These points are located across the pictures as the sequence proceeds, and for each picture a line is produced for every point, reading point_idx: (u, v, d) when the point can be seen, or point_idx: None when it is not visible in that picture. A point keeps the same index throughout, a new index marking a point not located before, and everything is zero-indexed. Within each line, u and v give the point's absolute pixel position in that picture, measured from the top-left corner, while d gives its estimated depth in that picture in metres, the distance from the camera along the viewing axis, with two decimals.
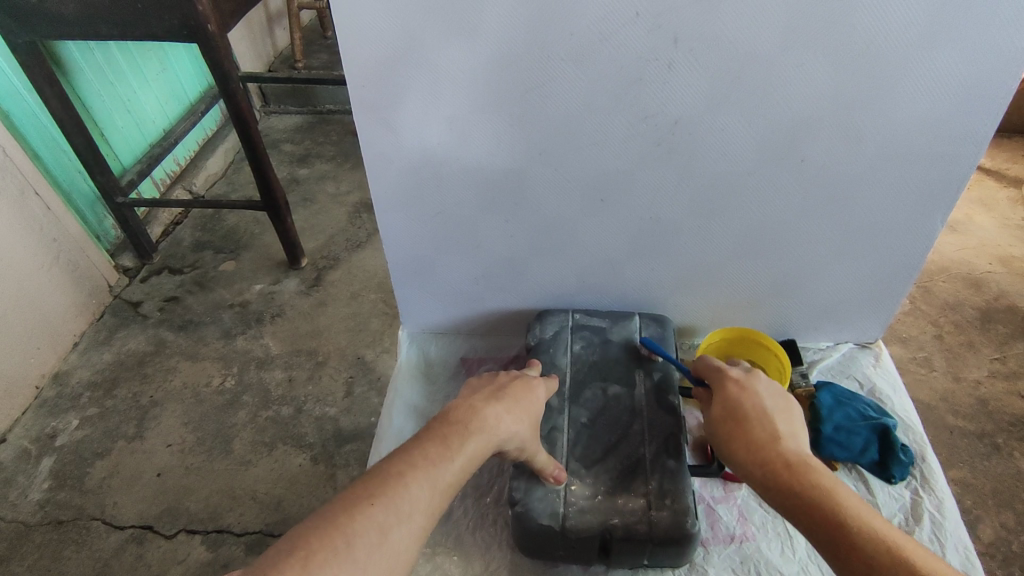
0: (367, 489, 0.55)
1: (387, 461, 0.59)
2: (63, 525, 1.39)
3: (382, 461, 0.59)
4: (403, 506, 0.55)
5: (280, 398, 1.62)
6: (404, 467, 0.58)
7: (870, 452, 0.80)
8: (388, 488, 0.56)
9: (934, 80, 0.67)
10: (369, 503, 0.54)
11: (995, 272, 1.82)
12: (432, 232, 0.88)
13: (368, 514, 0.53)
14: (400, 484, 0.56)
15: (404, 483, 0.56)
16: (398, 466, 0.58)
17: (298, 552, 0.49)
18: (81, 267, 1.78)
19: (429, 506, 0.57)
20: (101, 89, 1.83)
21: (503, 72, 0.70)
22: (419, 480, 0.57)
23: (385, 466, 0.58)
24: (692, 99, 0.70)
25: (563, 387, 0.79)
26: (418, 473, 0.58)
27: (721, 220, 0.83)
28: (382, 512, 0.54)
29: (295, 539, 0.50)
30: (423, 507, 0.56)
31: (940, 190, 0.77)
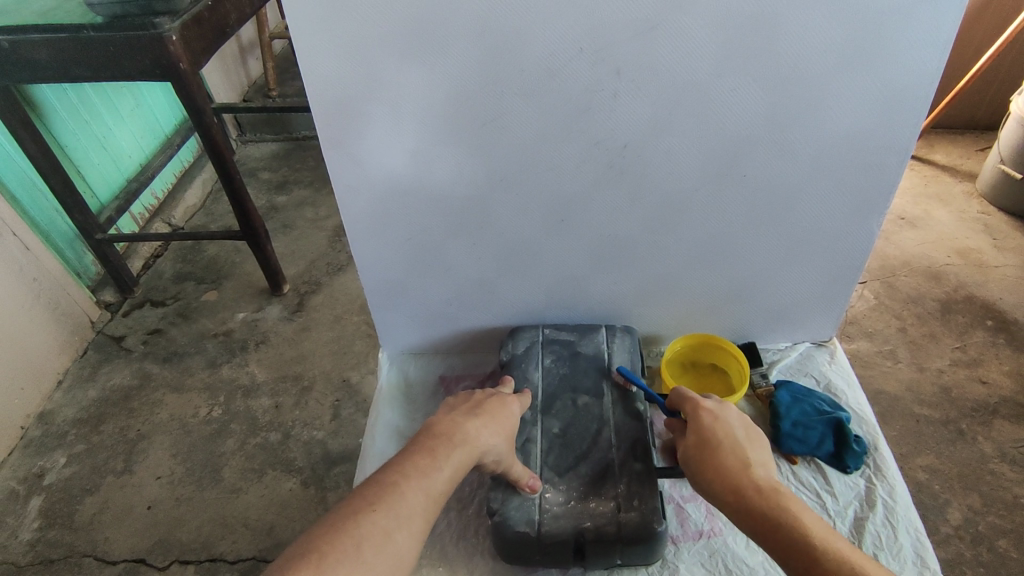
0: (366, 498, 0.58)
1: (380, 471, 0.62)
2: (54, 564, 1.40)
3: (376, 473, 0.62)
4: (402, 511, 0.58)
5: (268, 424, 1.64)
6: (397, 477, 0.61)
7: (826, 445, 0.85)
8: (385, 496, 0.59)
9: (854, 98, 0.73)
10: (372, 509, 0.57)
11: (953, 264, 1.90)
12: (403, 259, 0.93)
13: (372, 520, 0.57)
14: (395, 492, 0.59)
15: (400, 491, 0.60)
16: (392, 476, 0.61)
17: (309, 555, 0.52)
18: (62, 304, 1.79)
19: (426, 511, 0.60)
20: (76, 128, 1.86)
21: (461, 108, 0.75)
22: (413, 488, 0.61)
23: (379, 476, 0.62)
24: (637, 124, 0.76)
25: (536, 400, 0.84)
26: (412, 481, 0.61)
27: (674, 234, 0.88)
28: (384, 517, 0.57)
29: (302, 546, 0.53)
30: (420, 513, 0.60)
31: (872, 197, 0.83)
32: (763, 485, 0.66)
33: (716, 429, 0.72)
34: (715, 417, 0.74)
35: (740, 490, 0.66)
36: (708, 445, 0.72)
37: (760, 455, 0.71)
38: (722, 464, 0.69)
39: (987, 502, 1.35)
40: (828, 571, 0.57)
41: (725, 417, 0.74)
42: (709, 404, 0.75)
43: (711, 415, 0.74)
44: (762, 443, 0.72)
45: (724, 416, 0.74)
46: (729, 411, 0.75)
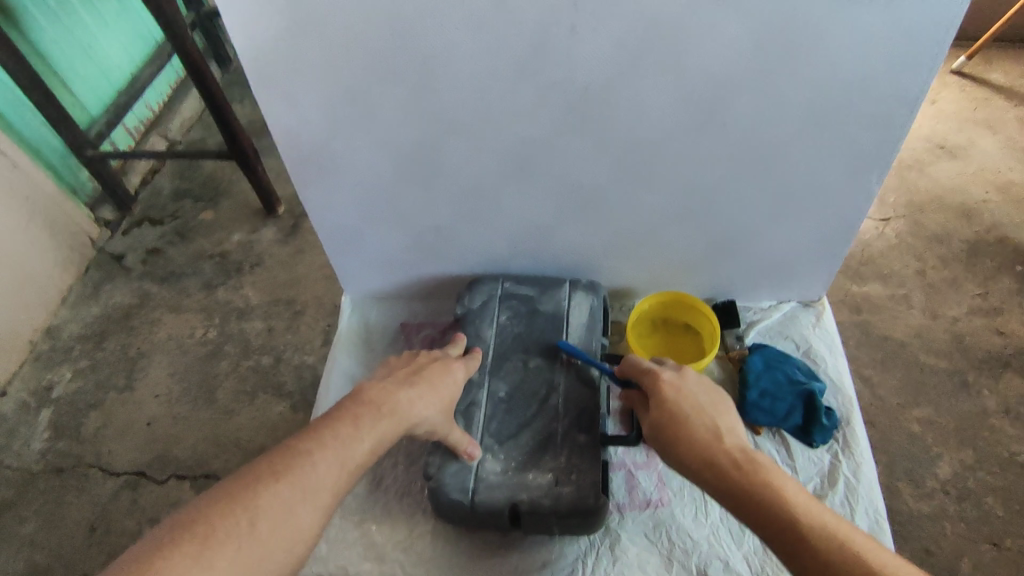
0: (273, 466, 0.57)
1: (299, 437, 0.61)
2: (63, 472, 1.49)
3: (293, 438, 0.61)
4: (310, 484, 0.58)
5: (260, 347, 1.67)
6: (313, 445, 0.60)
7: (793, 417, 0.80)
8: (295, 466, 0.58)
9: (862, 37, 0.61)
10: (276, 480, 0.57)
11: (990, 201, 1.75)
12: (355, 205, 0.86)
13: (275, 492, 0.56)
14: (307, 463, 0.59)
15: (311, 461, 0.59)
16: (307, 444, 0.60)
17: (197, 525, 0.52)
18: (60, 223, 1.79)
19: (337, 484, 0.60)
20: (57, 36, 1.77)
21: (397, 43, 0.65)
22: (327, 459, 0.60)
23: (295, 442, 0.60)
24: (601, 65, 0.66)
25: (485, 360, 0.80)
26: (327, 451, 0.60)
27: (646, 185, 0.79)
28: (288, 489, 0.56)
29: (192, 514, 0.52)
30: (331, 486, 0.59)
31: (875, 150, 0.72)
32: (740, 456, 0.62)
33: (677, 400, 0.67)
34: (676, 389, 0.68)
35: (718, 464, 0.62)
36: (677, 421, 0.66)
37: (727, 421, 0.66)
38: (694, 440, 0.64)
39: (978, 457, 1.32)
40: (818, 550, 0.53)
41: (687, 387, 0.68)
42: (668, 374, 0.69)
43: (673, 386, 0.68)
44: (729, 404, 0.68)
45: (685, 384, 0.68)
46: (689, 380, 0.69)
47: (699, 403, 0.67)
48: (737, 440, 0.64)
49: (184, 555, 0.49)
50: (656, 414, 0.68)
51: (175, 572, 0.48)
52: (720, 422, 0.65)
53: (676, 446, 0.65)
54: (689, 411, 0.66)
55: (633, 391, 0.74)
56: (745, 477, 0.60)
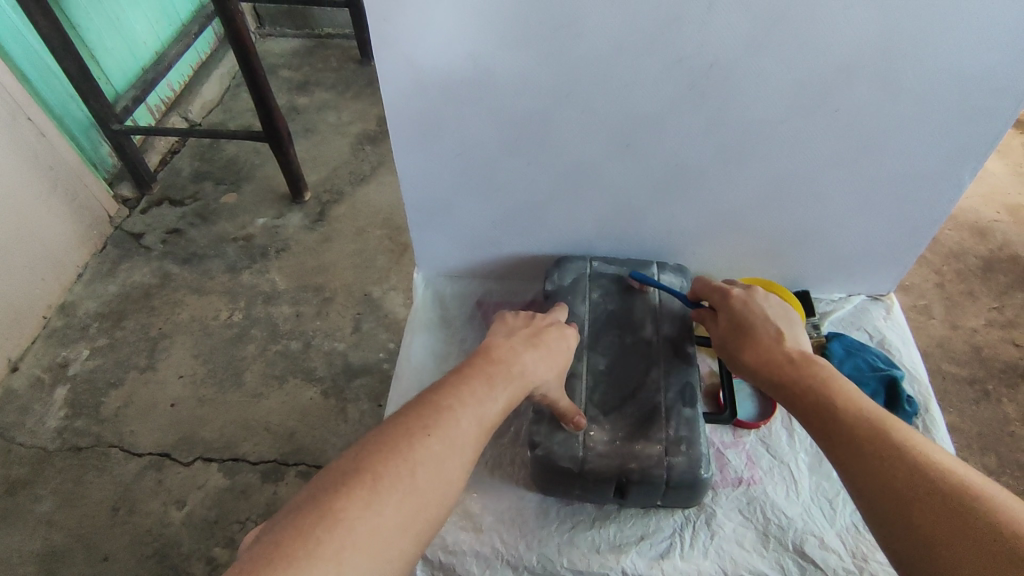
0: (421, 419, 0.55)
1: (438, 392, 0.58)
2: (81, 452, 1.39)
3: (430, 393, 0.58)
4: (456, 439, 0.55)
5: (289, 332, 1.59)
6: (453, 400, 0.58)
7: (876, 403, 0.84)
8: (440, 420, 0.56)
9: (984, 26, 0.63)
10: (427, 433, 0.54)
11: (1000, 221, 1.78)
12: (451, 174, 0.86)
13: (426, 445, 0.53)
14: (450, 418, 0.56)
15: (455, 417, 0.56)
16: (448, 400, 0.58)
17: (363, 472, 0.50)
18: (80, 196, 1.66)
19: (478, 440, 0.57)
20: (89, 8, 1.66)
21: (531, 6, 0.65)
22: (468, 415, 0.57)
23: (435, 397, 0.58)
24: (731, 40, 0.66)
25: (582, 334, 0.81)
26: (467, 407, 0.58)
27: (748, 169, 0.81)
28: (438, 443, 0.54)
29: (358, 461, 0.51)
30: (473, 442, 0.57)
31: (974, 144, 0.74)
32: (796, 355, 0.69)
33: (745, 312, 0.73)
34: (746, 303, 0.74)
35: (775, 360, 0.69)
36: (743, 329, 0.73)
37: (793, 332, 0.72)
38: (758, 342, 0.71)
39: (1003, 462, 1.35)
40: (846, 426, 0.60)
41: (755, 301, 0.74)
42: (737, 291, 0.75)
43: (741, 301, 0.74)
44: (796, 321, 0.74)
45: (753, 299, 0.74)
46: (758, 297, 0.75)
47: (766, 314, 0.73)
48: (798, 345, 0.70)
49: (355, 501, 0.48)
50: (726, 321, 0.74)
51: (351, 518, 0.47)
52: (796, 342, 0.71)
53: (736, 347, 0.72)
54: (757, 319, 0.73)
55: (704, 309, 0.79)
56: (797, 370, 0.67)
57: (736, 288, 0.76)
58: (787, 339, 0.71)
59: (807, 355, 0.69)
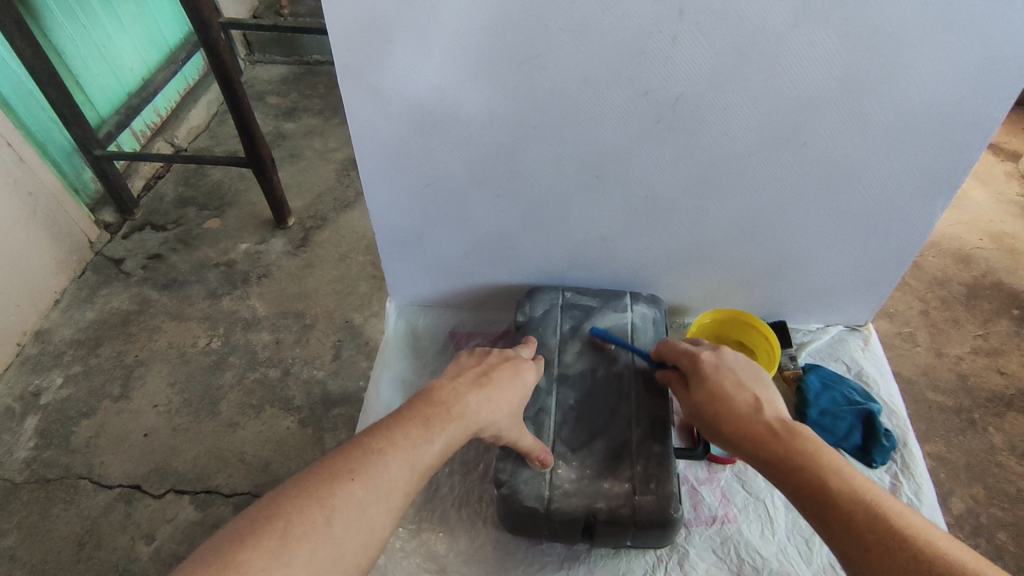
0: (347, 463, 0.56)
1: (369, 434, 0.60)
2: (49, 484, 1.31)
3: (364, 435, 0.60)
4: (382, 484, 0.56)
5: (267, 359, 1.53)
6: (384, 443, 0.59)
7: (852, 437, 0.85)
8: (367, 464, 0.56)
9: (945, 64, 0.64)
10: (350, 478, 0.55)
11: (984, 248, 1.73)
12: (421, 206, 0.85)
13: (348, 490, 0.54)
14: (379, 462, 0.57)
15: (384, 460, 0.57)
16: (380, 442, 0.59)
17: (277, 519, 0.50)
18: (60, 221, 1.62)
19: (407, 485, 0.58)
20: (75, 35, 1.64)
21: (496, 41, 0.65)
22: (399, 459, 0.58)
23: (366, 439, 0.59)
24: (696, 76, 0.67)
25: (552, 368, 0.82)
26: (398, 451, 0.59)
27: (718, 201, 0.80)
28: (362, 489, 0.54)
29: (272, 507, 0.51)
30: (402, 486, 0.57)
31: (943, 177, 0.74)
32: (779, 426, 0.64)
33: (717, 379, 0.69)
34: (716, 367, 0.70)
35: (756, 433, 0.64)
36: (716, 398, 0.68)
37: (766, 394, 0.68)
38: (736, 413, 0.66)
39: (990, 493, 1.27)
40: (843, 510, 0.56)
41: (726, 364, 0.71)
42: (706, 354, 0.72)
43: (712, 366, 0.71)
44: (766, 378, 0.70)
45: (722, 363, 0.71)
46: (726, 359, 0.71)
47: (736, 379, 0.69)
48: (778, 412, 0.66)
49: (262, 552, 0.47)
50: (698, 390, 0.70)
51: (255, 568, 0.46)
52: (758, 393, 0.68)
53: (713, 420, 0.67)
54: (728, 386, 0.68)
55: (670, 370, 0.76)
56: (784, 447, 0.62)
57: (704, 352, 0.73)
58: (765, 405, 0.66)
59: (789, 423, 0.65)
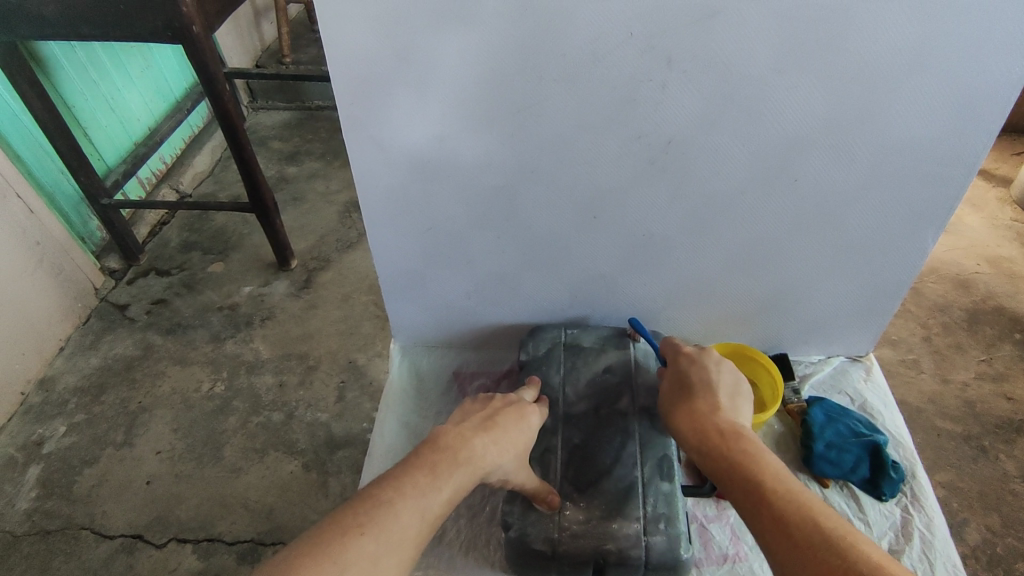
0: (356, 516, 0.56)
1: (378, 486, 0.60)
2: (50, 536, 1.30)
3: (373, 486, 0.60)
4: (393, 536, 0.56)
5: (271, 403, 1.52)
6: (393, 494, 0.59)
7: (861, 469, 0.85)
8: (377, 517, 0.57)
9: (925, 104, 0.66)
10: (361, 532, 0.55)
11: (983, 273, 1.74)
12: (424, 249, 0.87)
13: (360, 544, 0.54)
14: (388, 513, 0.57)
15: (393, 511, 0.58)
16: (388, 493, 0.59)
17: None
18: (67, 270, 1.65)
19: (418, 534, 0.58)
20: (84, 88, 1.69)
21: (493, 92, 0.68)
22: (408, 509, 0.59)
23: (374, 491, 0.59)
24: (686, 120, 0.69)
25: (556, 408, 0.83)
26: (407, 501, 0.59)
27: (714, 238, 0.82)
28: (372, 542, 0.55)
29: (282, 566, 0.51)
30: (412, 536, 0.58)
31: (932, 209, 0.76)
32: (728, 428, 0.69)
33: (692, 372, 0.76)
34: (692, 362, 0.77)
35: (706, 427, 0.69)
36: (687, 390, 0.75)
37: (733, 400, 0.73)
38: (695, 409, 0.72)
39: (1005, 522, 1.24)
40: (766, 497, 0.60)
41: (705, 362, 0.76)
42: (691, 349, 0.78)
43: (689, 360, 0.77)
44: (743, 384, 0.75)
45: (703, 359, 0.77)
46: (711, 357, 0.77)
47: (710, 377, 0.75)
48: (734, 418, 0.70)
49: None
50: (671, 380, 0.77)
51: None
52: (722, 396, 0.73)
53: (673, 411, 0.73)
54: (700, 381, 0.74)
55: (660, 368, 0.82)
56: (731, 446, 0.66)
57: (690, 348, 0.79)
58: (724, 409, 0.71)
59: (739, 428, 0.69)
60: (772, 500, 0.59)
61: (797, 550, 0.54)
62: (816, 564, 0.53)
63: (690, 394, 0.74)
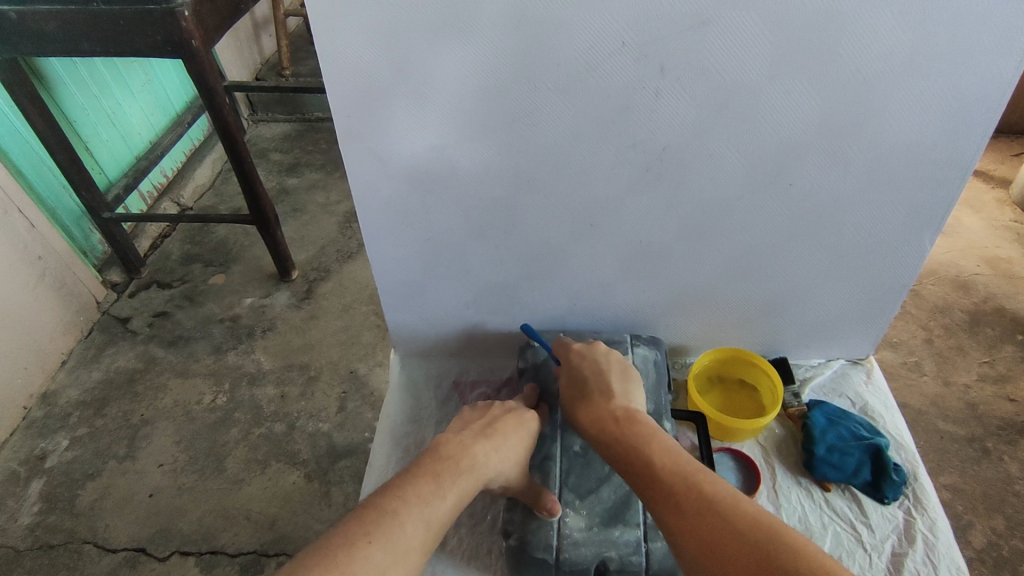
0: (362, 527, 0.56)
1: (381, 496, 0.60)
2: (53, 550, 1.30)
3: (376, 496, 0.60)
4: (399, 545, 0.56)
5: (273, 414, 1.52)
6: (397, 504, 0.59)
7: (862, 473, 0.85)
8: (383, 526, 0.56)
9: (916, 108, 0.67)
10: (367, 541, 0.55)
11: (982, 274, 1.74)
12: (423, 259, 0.87)
13: (366, 554, 0.54)
14: (394, 523, 0.57)
15: (398, 520, 0.58)
16: (391, 503, 0.59)
17: None
18: (69, 284, 1.65)
19: (423, 544, 0.58)
20: (85, 103, 1.70)
21: (488, 102, 0.69)
22: (413, 518, 0.59)
23: (378, 501, 0.59)
24: (681, 127, 0.69)
25: (555, 416, 0.83)
26: (412, 510, 0.59)
27: (710, 244, 0.82)
28: (379, 552, 0.54)
29: None
30: (418, 545, 0.58)
31: (928, 213, 0.76)
32: (621, 413, 0.74)
33: (583, 367, 0.80)
34: (583, 358, 0.82)
35: (600, 418, 0.74)
36: (580, 386, 0.79)
37: (624, 386, 0.78)
38: (591, 401, 0.77)
39: (1011, 524, 1.23)
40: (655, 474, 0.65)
41: (597, 356, 0.81)
42: (579, 346, 0.83)
43: (580, 356, 0.82)
44: (630, 370, 0.80)
45: (592, 354, 0.82)
46: (598, 350, 0.82)
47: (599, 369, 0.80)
48: (625, 402, 0.76)
49: None
50: (567, 376, 0.82)
51: None
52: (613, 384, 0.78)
53: (574, 406, 0.78)
54: (592, 374, 0.79)
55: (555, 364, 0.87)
56: (625, 432, 0.71)
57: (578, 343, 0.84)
58: (617, 395, 0.76)
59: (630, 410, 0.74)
60: (663, 479, 0.64)
61: (684, 521, 0.60)
62: (698, 527, 0.59)
63: (588, 391, 0.78)
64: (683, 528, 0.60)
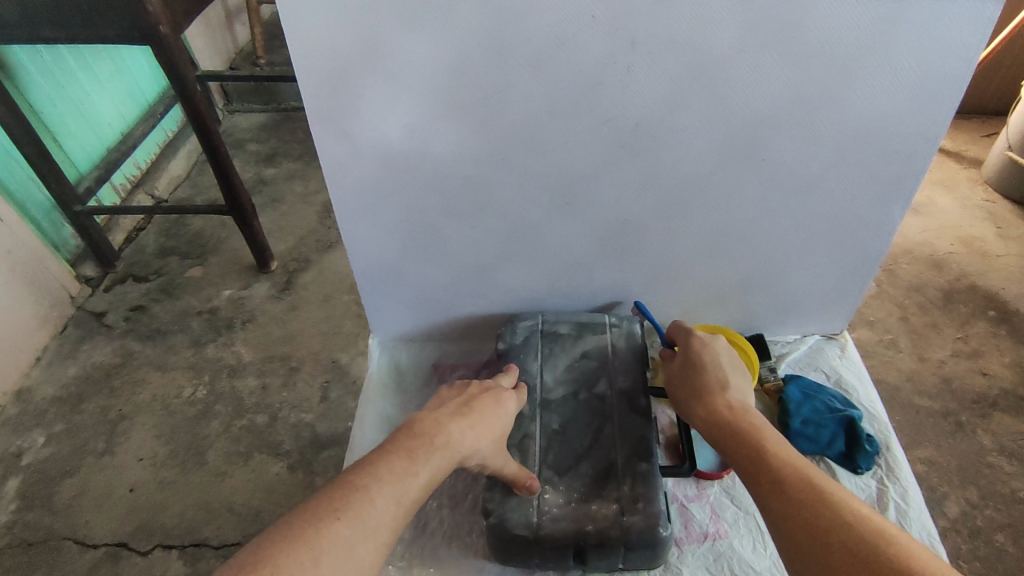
0: (333, 503, 0.56)
1: (353, 472, 0.60)
2: (32, 548, 1.28)
3: (348, 473, 0.60)
4: (368, 521, 0.56)
5: (254, 406, 1.51)
6: (368, 480, 0.59)
7: (836, 444, 0.86)
8: (352, 503, 0.57)
9: (886, 81, 0.67)
10: (336, 517, 0.55)
11: (956, 253, 1.77)
12: (399, 242, 0.87)
13: (334, 529, 0.54)
14: (364, 500, 0.57)
15: (369, 497, 0.58)
16: (363, 479, 0.59)
17: (262, 565, 0.50)
18: (41, 279, 1.61)
19: (395, 521, 0.58)
20: (52, 93, 1.66)
21: (461, 80, 0.68)
22: (384, 494, 0.59)
23: (349, 478, 0.59)
24: (653, 102, 0.69)
25: (533, 395, 0.84)
26: (383, 487, 0.59)
27: (686, 221, 0.82)
28: (348, 527, 0.55)
29: (255, 555, 0.50)
30: (389, 522, 0.58)
31: (897, 185, 0.77)
32: (736, 405, 0.72)
33: (702, 353, 0.78)
34: (705, 344, 0.79)
35: (714, 405, 0.72)
36: (696, 369, 0.77)
37: (741, 383, 0.76)
38: (703, 388, 0.75)
39: (983, 494, 1.26)
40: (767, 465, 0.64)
41: (716, 347, 0.78)
42: (702, 333, 0.80)
43: (701, 343, 0.79)
44: (746, 370, 0.77)
45: (714, 343, 0.79)
46: (718, 341, 0.80)
47: (720, 360, 0.77)
48: (743, 398, 0.73)
49: None
50: (680, 359, 0.79)
51: None
52: (731, 379, 0.75)
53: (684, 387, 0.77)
54: (710, 363, 0.77)
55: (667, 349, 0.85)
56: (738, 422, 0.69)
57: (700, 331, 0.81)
58: (732, 389, 0.74)
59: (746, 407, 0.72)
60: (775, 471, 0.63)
61: (792, 510, 0.59)
62: (807, 523, 0.57)
63: (701, 377, 0.76)
64: (788, 518, 0.59)
